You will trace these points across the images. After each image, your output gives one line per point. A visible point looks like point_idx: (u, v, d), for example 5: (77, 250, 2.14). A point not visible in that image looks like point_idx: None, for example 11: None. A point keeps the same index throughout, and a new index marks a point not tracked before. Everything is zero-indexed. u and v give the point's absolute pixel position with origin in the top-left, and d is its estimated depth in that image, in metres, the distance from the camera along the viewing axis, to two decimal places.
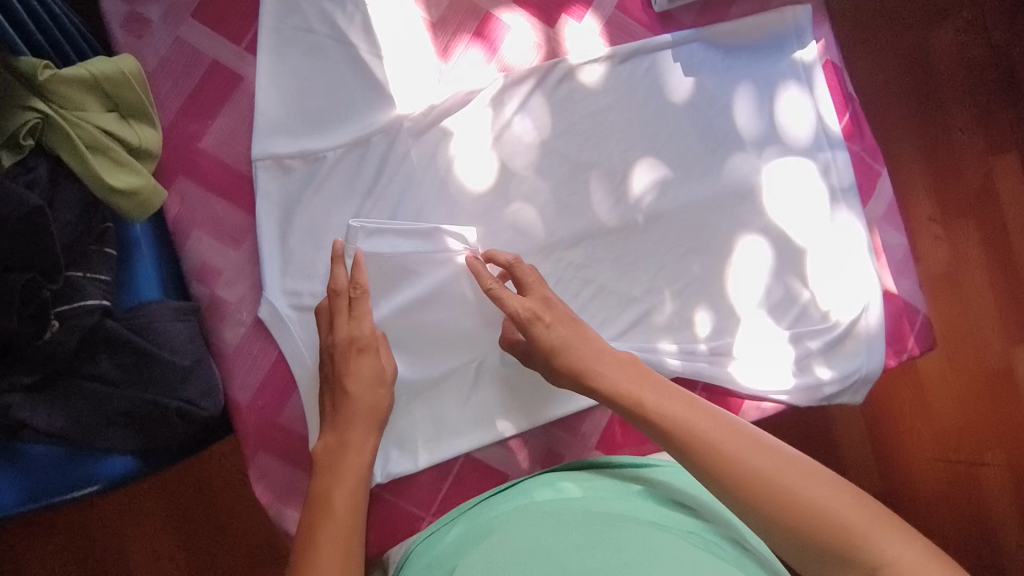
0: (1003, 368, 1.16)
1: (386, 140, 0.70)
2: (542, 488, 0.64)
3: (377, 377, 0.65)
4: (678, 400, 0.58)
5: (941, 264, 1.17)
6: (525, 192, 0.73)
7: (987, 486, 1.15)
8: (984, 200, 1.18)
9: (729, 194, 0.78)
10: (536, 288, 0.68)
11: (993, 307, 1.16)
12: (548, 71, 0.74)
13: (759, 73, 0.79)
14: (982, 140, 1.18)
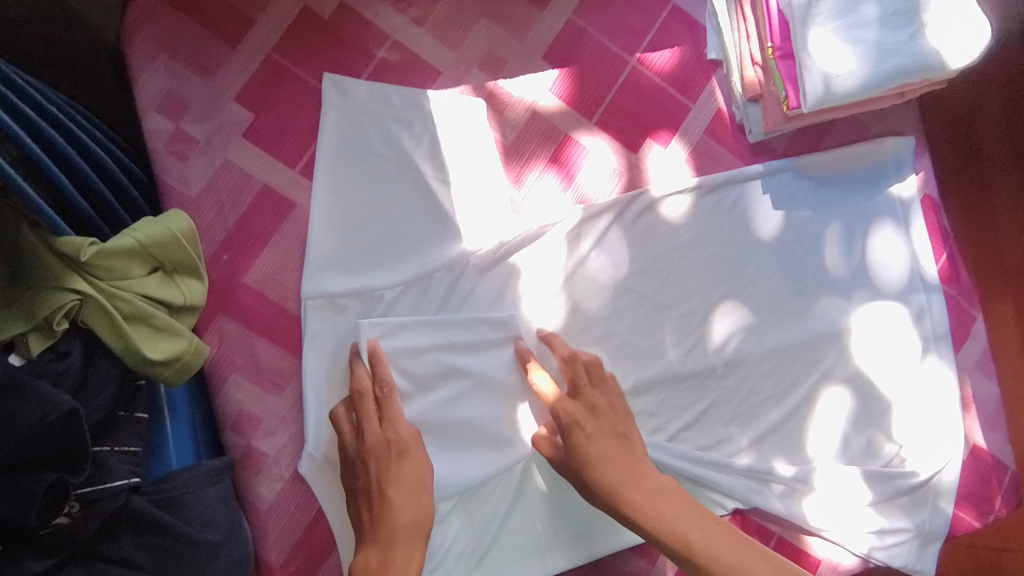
0: None
1: (450, 276, 0.64)
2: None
3: (419, 481, 0.57)
4: (729, 543, 0.54)
5: None
6: (598, 334, 0.67)
7: None
8: None
9: (815, 342, 0.71)
10: (586, 392, 0.62)
11: None
12: (629, 202, 0.68)
13: (850, 210, 0.73)
14: None
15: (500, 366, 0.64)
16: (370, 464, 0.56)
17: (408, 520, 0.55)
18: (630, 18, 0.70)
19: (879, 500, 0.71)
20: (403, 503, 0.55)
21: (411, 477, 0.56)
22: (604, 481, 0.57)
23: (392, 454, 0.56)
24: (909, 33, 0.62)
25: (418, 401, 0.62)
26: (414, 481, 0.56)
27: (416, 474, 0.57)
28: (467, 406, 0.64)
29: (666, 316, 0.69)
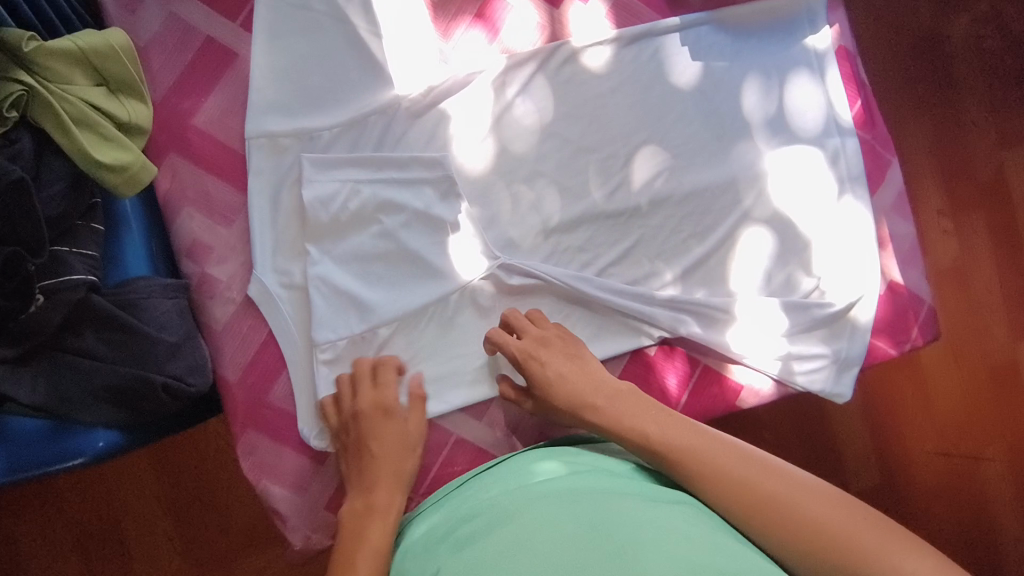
0: (1010, 364, 1.24)
1: (383, 120, 0.70)
2: (531, 464, 0.62)
3: (405, 443, 0.67)
4: (684, 431, 0.62)
5: (948, 256, 1.23)
6: (525, 174, 0.72)
7: (986, 477, 1.22)
8: (993, 196, 1.25)
9: (732, 184, 0.76)
10: (531, 329, 0.70)
11: (1002, 302, 1.24)
12: (552, 53, 0.73)
13: (769, 60, 0.77)
14: (994, 135, 1.25)
15: (432, 203, 0.70)
16: (361, 422, 0.66)
17: (394, 459, 0.66)
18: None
19: (796, 330, 0.77)
20: (387, 448, 0.66)
21: (394, 430, 0.67)
22: (571, 398, 0.67)
23: (379, 413, 0.66)
24: None
25: (358, 236, 0.69)
26: (400, 436, 0.67)
27: (402, 430, 0.68)
28: (401, 239, 0.69)
29: (590, 160, 0.74)
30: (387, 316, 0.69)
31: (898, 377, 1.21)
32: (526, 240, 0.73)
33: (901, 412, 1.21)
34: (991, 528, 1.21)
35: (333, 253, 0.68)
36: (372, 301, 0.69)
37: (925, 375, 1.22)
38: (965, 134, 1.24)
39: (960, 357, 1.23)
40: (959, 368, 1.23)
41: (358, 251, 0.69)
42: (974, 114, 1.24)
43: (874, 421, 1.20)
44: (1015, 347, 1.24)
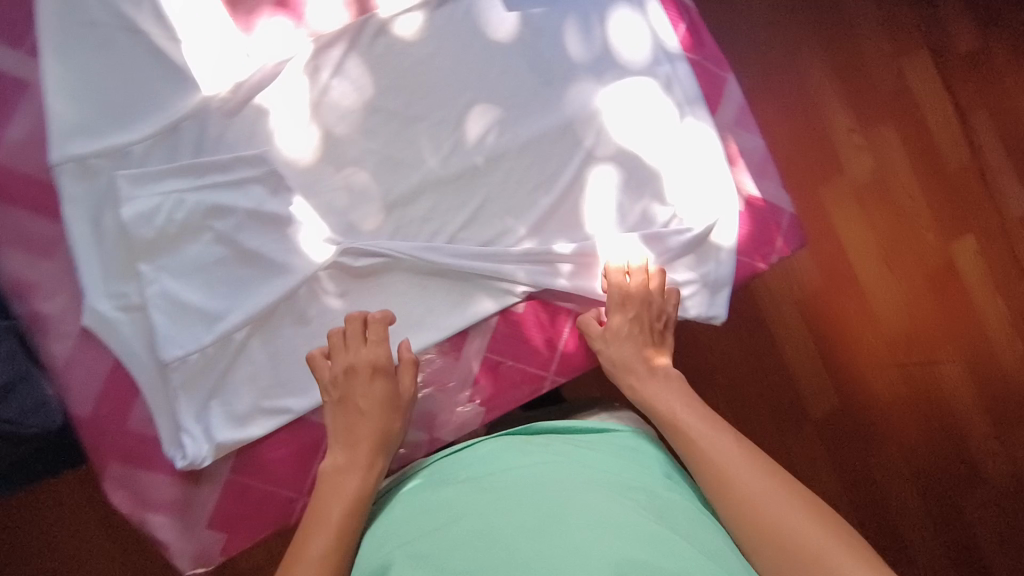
0: (946, 264, 1.27)
1: (196, 124, 0.68)
2: (508, 444, 0.63)
3: (394, 397, 0.69)
4: (708, 425, 0.64)
5: (866, 169, 1.28)
6: (354, 154, 0.72)
7: (946, 379, 1.26)
8: (902, 102, 1.29)
9: (567, 128, 0.76)
10: (640, 284, 0.75)
11: (928, 208, 1.28)
12: (360, 29, 0.72)
13: (587, 0, 0.77)
14: (888, 44, 1.29)
15: (263, 199, 0.70)
16: (350, 380, 0.68)
17: (372, 419, 0.67)
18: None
19: (661, 259, 0.77)
20: (371, 404, 0.67)
21: (377, 390, 0.68)
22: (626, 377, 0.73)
23: (369, 372, 0.68)
24: None
25: (193, 246, 0.68)
26: (392, 391, 0.69)
27: (394, 386, 0.69)
28: (236, 242, 0.69)
29: (420, 129, 0.73)
30: (236, 320, 0.68)
31: (834, 293, 1.25)
32: (367, 219, 0.72)
33: (845, 328, 1.25)
34: (958, 428, 1.25)
35: (169, 267, 0.67)
36: (218, 309, 0.68)
37: (865, 293, 1.26)
38: (862, 49, 1.29)
39: (897, 267, 1.27)
40: (900, 278, 1.27)
41: (195, 260, 0.68)
42: (864, 29, 1.29)
43: (818, 337, 1.25)
44: (950, 247, 1.28)
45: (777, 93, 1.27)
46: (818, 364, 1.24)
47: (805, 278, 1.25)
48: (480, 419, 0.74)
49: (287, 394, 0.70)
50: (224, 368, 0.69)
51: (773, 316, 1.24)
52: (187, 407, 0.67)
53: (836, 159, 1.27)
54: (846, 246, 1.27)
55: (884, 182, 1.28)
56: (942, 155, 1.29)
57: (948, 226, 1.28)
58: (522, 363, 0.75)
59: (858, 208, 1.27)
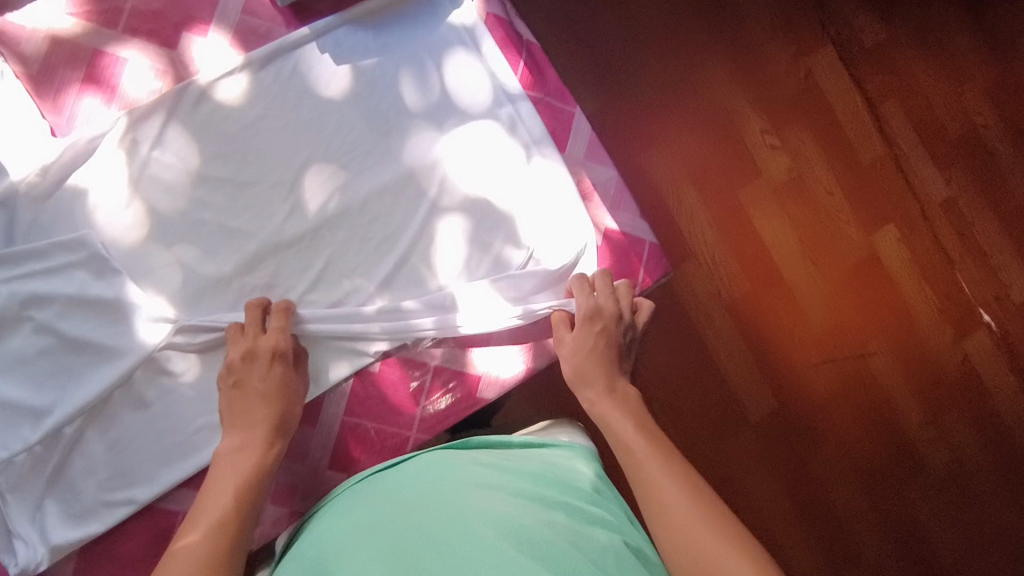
0: (870, 259, 1.18)
1: (6, 211, 0.65)
2: (444, 459, 0.63)
3: (289, 387, 0.67)
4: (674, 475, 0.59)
5: (780, 169, 1.18)
6: (185, 227, 0.70)
7: (883, 379, 1.17)
8: (808, 101, 1.20)
9: (404, 181, 0.74)
10: (609, 300, 0.74)
11: (847, 202, 1.19)
12: (178, 98, 0.70)
13: (421, 46, 0.76)
14: (789, 43, 1.20)
15: (87, 283, 0.67)
16: (247, 365, 0.67)
17: (268, 402, 0.65)
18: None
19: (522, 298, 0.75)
20: (268, 392, 0.66)
21: (275, 375, 0.66)
22: (603, 412, 0.69)
23: (266, 360, 0.66)
24: None
25: (13, 339, 0.65)
26: (287, 380, 0.67)
27: (290, 375, 0.68)
28: (61, 330, 0.66)
29: (253, 194, 0.71)
30: (65, 413, 0.65)
31: (759, 297, 1.15)
32: (204, 295, 0.70)
33: (772, 335, 1.15)
34: (901, 431, 1.16)
35: None
36: (45, 403, 0.65)
37: (792, 294, 1.16)
38: (763, 48, 1.20)
39: (823, 265, 1.17)
40: (825, 278, 1.17)
41: (16, 354, 0.65)
42: (761, 33, 1.20)
43: (748, 345, 1.14)
44: (872, 240, 1.19)
45: (676, 101, 1.17)
46: (750, 365, 1.13)
47: (726, 281, 1.15)
48: None
49: (130, 482, 0.68)
50: (58, 463, 0.66)
51: (700, 320, 1.13)
52: (19, 511, 0.65)
53: (747, 161, 1.17)
54: (768, 249, 1.16)
55: (800, 180, 1.18)
56: (854, 148, 1.20)
57: (869, 218, 1.19)
58: (383, 425, 0.73)
59: (776, 209, 1.17)
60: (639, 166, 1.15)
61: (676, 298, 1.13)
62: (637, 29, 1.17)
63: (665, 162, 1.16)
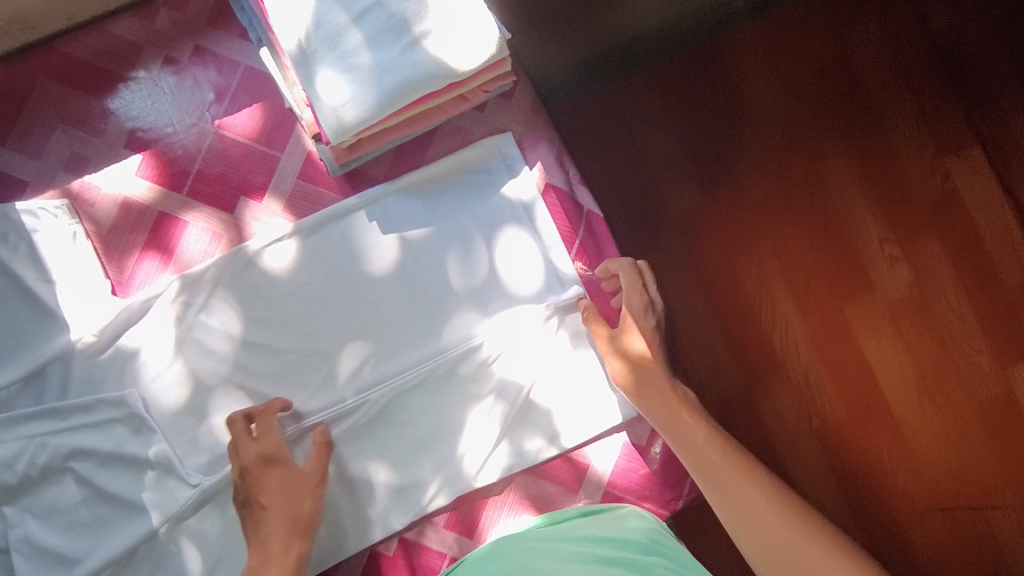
0: (1002, 394, 1.05)
1: (64, 365, 0.69)
2: (513, 541, 0.64)
3: (294, 478, 0.66)
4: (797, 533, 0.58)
5: (902, 286, 1.06)
6: (221, 392, 0.71)
7: (1004, 532, 1.03)
8: (947, 212, 1.07)
9: (431, 365, 0.71)
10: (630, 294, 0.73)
11: (981, 328, 1.06)
12: (227, 263, 0.71)
13: (478, 218, 0.74)
14: (932, 144, 1.07)
15: (126, 439, 0.69)
16: (247, 476, 0.65)
17: (290, 514, 0.64)
18: (205, 78, 0.73)
19: (534, 482, 0.73)
20: (276, 493, 0.64)
21: (281, 479, 0.65)
22: (669, 428, 0.66)
23: (263, 465, 0.65)
24: (402, 48, 0.63)
25: (54, 489, 0.68)
26: (300, 475, 0.66)
27: (293, 471, 0.66)
28: (93, 482, 0.68)
29: (289, 361, 0.71)
30: (94, 566, 0.67)
31: (861, 425, 1.04)
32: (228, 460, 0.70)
33: (875, 466, 1.04)
34: None
35: (33, 509, 0.67)
36: (76, 553, 0.67)
37: (899, 427, 1.05)
38: (899, 152, 1.08)
39: (940, 399, 1.05)
40: (944, 412, 1.05)
41: (56, 503, 0.68)
42: (899, 131, 1.08)
43: (843, 479, 1.03)
44: (1008, 373, 1.05)
45: (791, 204, 1.07)
46: (838, 501, 1.03)
47: (821, 407, 1.04)
48: None
49: None
50: None
51: (787, 452, 1.03)
52: None
53: (865, 275, 1.06)
54: (875, 376, 1.05)
55: (923, 302, 1.06)
56: (998, 268, 1.06)
57: (1007, 350, 1.05)
58: None
59: (892, 332, 1.06)
60: (735, 279, 1.05)
61: (761, 423, 1.04)
62: (747, 137, 1.07)
63: (766, 271, 1.06)
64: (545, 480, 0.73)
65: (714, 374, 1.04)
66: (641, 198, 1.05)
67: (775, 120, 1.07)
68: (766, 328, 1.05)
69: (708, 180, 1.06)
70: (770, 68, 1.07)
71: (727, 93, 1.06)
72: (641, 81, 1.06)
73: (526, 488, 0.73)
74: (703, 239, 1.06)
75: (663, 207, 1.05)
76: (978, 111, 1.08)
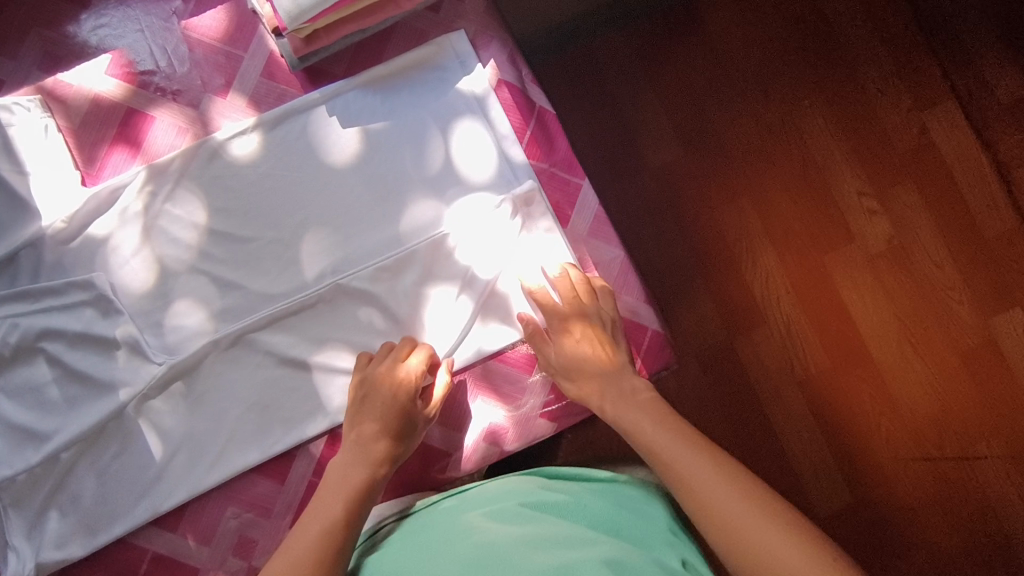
0: (983, 342, 1.04)
1: (35, 251, 0.72)
2: (529, 487, 0.63)
3: (401, 414, 0.68)
4: (696, 452, 0.58)
5: (881, 238, 1.06)
6: (185, 279, 0.73)
7: (986, 480, 1.02)
8: (921, 164, 1.07)
9: (390, 254, 0.73)
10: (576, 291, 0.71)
11: (962, 277, 1.06)
12: (193, 153, 0.74)
13: (434, 112, 0.76)
14: (907, 96, 1.08)
15: (96, 321, 0.71)
16: (366, 400, 0.68)
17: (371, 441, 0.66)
18: None
19: (493, 367, 0.75)
20: (372, 419, 0.67)
21: (392, 413, 0.67)
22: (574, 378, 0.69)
23: (390, 392, 0.67)
24: None
25: (26, 368, 0.70)
26: (396, 402, 0.67)
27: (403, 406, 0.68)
28: (63, 363, 0.70)
29: (252, 249, 0.74)
30: (62, 440, 0.69)
31: (841, 371, 1.04)
32: (193, 341, 0.73)
33: (855, 410, 1.04)
34: (1005, 536, 1.01)
35: (6, 388, 0.70)
36: (46, 429, 0.69)
37: (881, 375, 1.04)
38: (874, 104, 1.08)
39: (922, 347, 1.05)
40: (926, 360, 1.04)
41: (27, 382, 0.70)
42: (874, 82, 1.08)
43: (820, 418, 1.03)
44: (989, 322, 1.05)
45: (765, 150, 1.07)
46: (816, 439, 1.03)
47: (801, 353, 1.04)
48: None
49: (107, 516, 0.70)
50: (52, 488, 0.69)
51: (763, 388, 1.03)
52: (16, 525, 0.69)
53: (843, 226, 1.06)
54: (856, 325, 1.05)
55: (901, 251, 1.06)
56: (976, 218, 1.06)
57: (988, 300, 1.05)
58: None
59: (872, 282, 1.06)
60: (707, 220, 1.05)
61: (741, 366, 1.04)
62: (721, 75, 1.07)
63: (742, 220, 1.06)
64: (500, 366, 0.75)
65: (697, 317, 1.04)
66: (614, 140, 1.06)
67: (749, 70, 1.08)
68: (744, 273, 1.05)
69: (688, 134, 1.07)
70: (743, 17, 1.08)
71: (699, 39, 1.08)
72: (610, 24, 1.07)
73: (484, 373, 0.75)
74: (680, 181, 1.06)
75: (639, 157, 1.06)
76: (951, 60, 1.08)
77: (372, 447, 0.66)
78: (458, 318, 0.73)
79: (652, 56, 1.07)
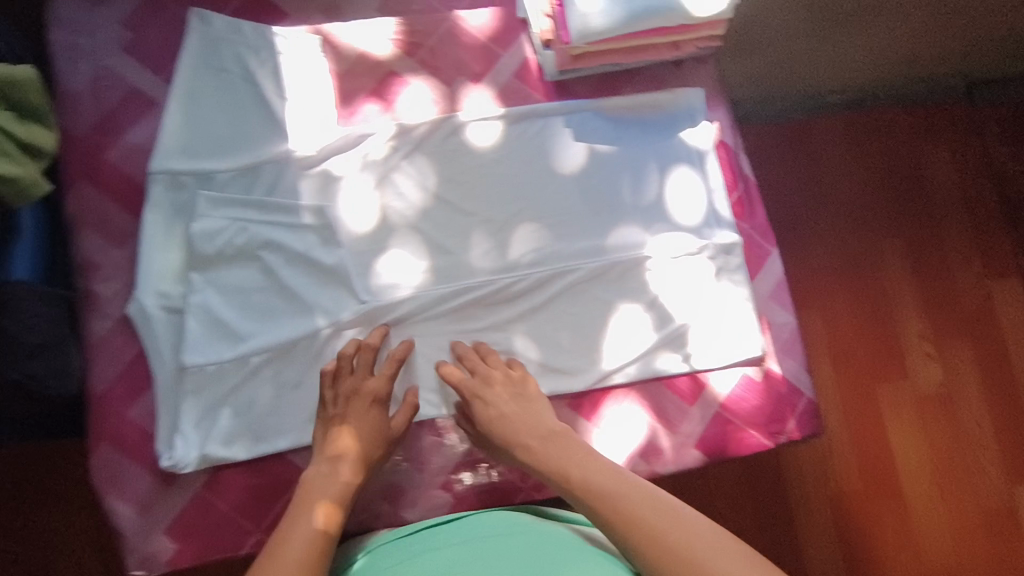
0: (1003, 508, 1.08)
1: (276, 168, 0.77)
2: (476, 530, 0.67)
3: (379, 430, 0.71)
4: (660, 511, 0.61)
5: (931, 383, 1.12)
6: (402, 233, 0.78)
7: None
8: (979, 328, 1.14)
9: (593, 262, 0.79)
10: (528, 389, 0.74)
11: (994, 441, 1.10)
12: (440, 125, 0.81)
13: (659, 150, 0.83)
14: (977, 263, 1.16)
15: (315, 246, 0.76)
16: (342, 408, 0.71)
17: (361, 445, 0.70)
18: None
19: (659, 390, 0.79)
20: (363, 429, 0.70)
21: (370, 422, 0.71)
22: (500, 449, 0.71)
23: (368, 402, 0.71)
24: None
25: (240, 269, 0.75)
26: (371, 417, 0.71)
27: (376, 418, 0.71)
28: (274, 274, 0.75)
29: (469, 223, 0.80)
30: (258, 344, 0.73)
31: (871, 499, 1.07)
32: (395, 290, 0.77)
33: (875, 538, 1.07)
34: None
35: (215, 282, 0.74)
36: (245, 330, 0.73)
37: (905, 513, 1.07)
38: (948, 261, 1.16)
39: (948, 497, 1.08)
40: (949, 510, 1.08)
41: (238, 283, 0.74)
42: (952, 241, 1.16)
43: (843, 536, 1.06)
44: (1013, 491, 1.09)
45: (845, 275, 1.14)
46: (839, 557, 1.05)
47: (838, 472, 1.08)
48: (446, 508, 0.75)
49: (276, 427, 0.73)
50: (234, 385, 0.72)
51: (808, 490, 1.07)
52: (194, 410, 0.72)
53: (899, 363, 1.12)
54: (893, 459, 1.09)
55: (946, 401, 1.11)
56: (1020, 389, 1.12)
57: (1015, 469, 1.10)
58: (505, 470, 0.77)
59: (913, 424, 1.10)
60: None
61: (780, 466, 1.08)
62: (851, 193, 1.17)
63: (811, 333, 1.12)
64: (667, 390, 0.79)
65: None
66: None
67: (849, 199, 1.16)
68: None
69: (786, 240, 1.14)
70: (850, 151, 1.18)
71: (815, 159, 1.17)
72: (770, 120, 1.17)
73: (650, 393, 0.79)
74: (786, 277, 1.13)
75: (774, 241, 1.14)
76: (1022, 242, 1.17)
77: (354, 455, 0.69)
78: (640, 336, 0.79)
79: (791, 159, 1.16)
